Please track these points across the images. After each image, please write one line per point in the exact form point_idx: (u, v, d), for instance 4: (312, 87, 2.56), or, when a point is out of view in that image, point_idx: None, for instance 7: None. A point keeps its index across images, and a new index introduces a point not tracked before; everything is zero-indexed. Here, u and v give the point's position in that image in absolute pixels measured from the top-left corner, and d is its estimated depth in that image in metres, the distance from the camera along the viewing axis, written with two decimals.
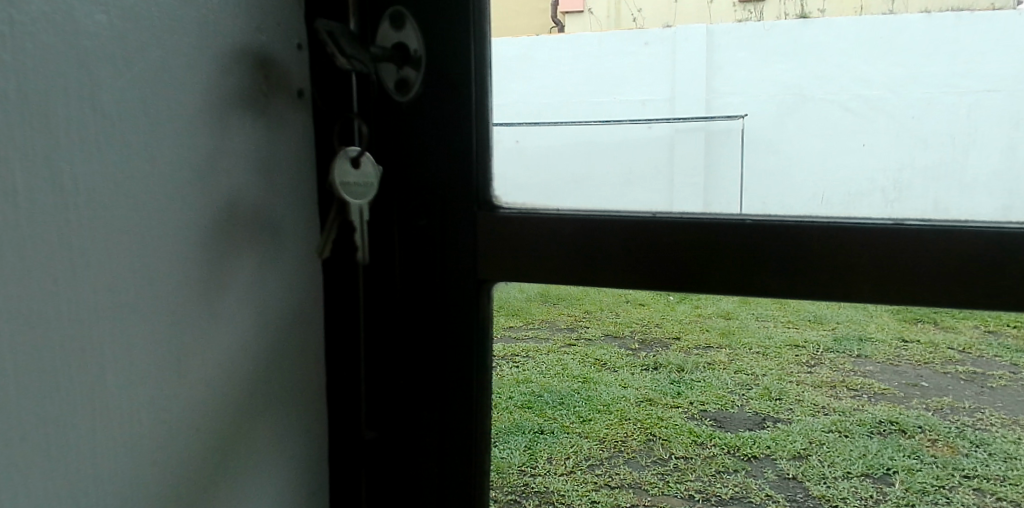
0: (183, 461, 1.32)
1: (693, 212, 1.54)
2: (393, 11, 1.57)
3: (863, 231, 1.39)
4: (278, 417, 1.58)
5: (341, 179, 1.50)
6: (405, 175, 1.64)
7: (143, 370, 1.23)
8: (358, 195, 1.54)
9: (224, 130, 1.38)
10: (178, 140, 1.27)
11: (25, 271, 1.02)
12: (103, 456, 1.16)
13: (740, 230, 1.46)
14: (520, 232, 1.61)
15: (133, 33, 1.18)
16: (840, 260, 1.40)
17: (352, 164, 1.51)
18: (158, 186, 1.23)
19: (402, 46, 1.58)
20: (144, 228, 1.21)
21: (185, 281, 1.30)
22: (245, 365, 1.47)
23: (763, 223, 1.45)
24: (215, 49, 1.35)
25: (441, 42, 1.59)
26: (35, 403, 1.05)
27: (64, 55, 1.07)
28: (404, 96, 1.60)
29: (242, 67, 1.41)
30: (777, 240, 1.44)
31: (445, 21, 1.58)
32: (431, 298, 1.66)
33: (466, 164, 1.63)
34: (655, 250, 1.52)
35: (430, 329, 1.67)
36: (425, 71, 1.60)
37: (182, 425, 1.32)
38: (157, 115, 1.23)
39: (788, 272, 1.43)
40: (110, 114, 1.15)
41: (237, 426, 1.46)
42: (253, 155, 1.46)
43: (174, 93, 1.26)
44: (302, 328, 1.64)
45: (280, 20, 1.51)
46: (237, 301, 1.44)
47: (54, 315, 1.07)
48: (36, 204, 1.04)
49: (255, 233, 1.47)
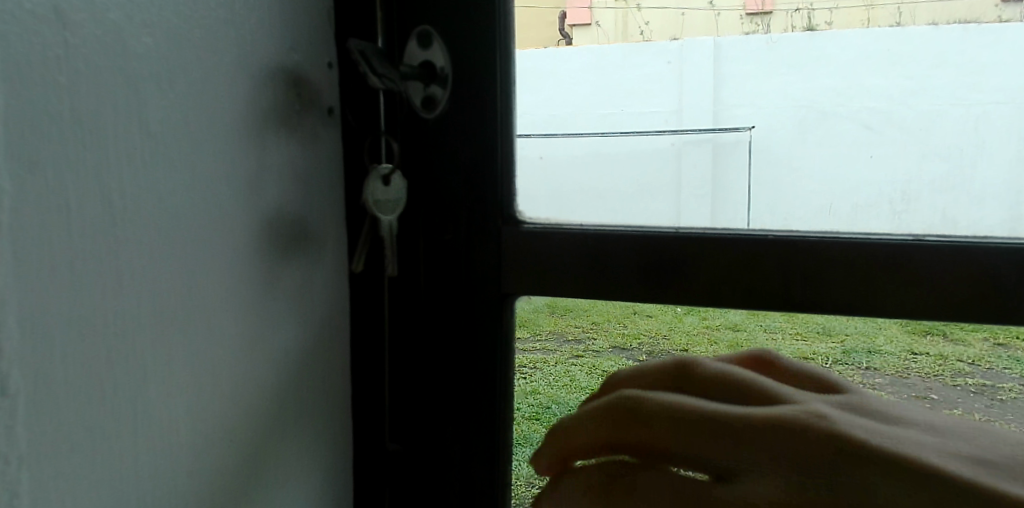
0: (216, 467, 1.33)
1: (705, 227, 1.55)
2: (420, 30, 1.62)
3: (883, 246, 1.40)
4: (305, 429, 1.59)
5: (371, 196, 1.55)
6: (431, 190, 1.67)
7: (182, 377, 1.24)
8: (386, 211, 1.59)
9: (260, 145, 1.40)
10: (217, 150, 1.29)
11: (76, 280, 1.03)
12: (146, 468, 1.18)
13: (762, 247, 1.47)
14: (545, 247, 1.61)
15: (180, 51, 1.20)
16: (859, 275, 1.42)
17: (383, 182, 1.57)
18: (200, 195, 1.25)
19: (428, 64, 1.62)
20: (185, 237, 1.22)
21: (221, 290, 1.31)
22: (273, 374, 1.47)
23: (781, 239, 1.46)
24: (254, 67, 1.37)
25: (464, 60, 1.61)
26: (82, 411, 1.06)
27: (117, 73, 1.09)
28: (429, 113, 1.64)
29: (277, 85, 1.44)
30: (795, 255, 1.45)
31: (471, 39, 1.60)
32: (457, 311, 1.68)
33: (490, 181, 1.65)
34: (671, 265, 1.53)
35: (456, 342, 1.69)
36: (452, 88, 1.63)
37: (217, 432, 1.33)
38: (200, 126, 1.24)
39: (812, 287, 1.44)
40: (157, 124, 1.16)
41: (265, 436, 1.46)
42: (287, 170, 1.48)
43: (215, 105, 1.28)
44: (329, 339, 1.66)
45: (310, 39, 1.55)
46: (269, 311, 1.45)
47: (102, 324, 1.08)
48: (88, 214, 1.05)
49: (286, 246, 1.49)
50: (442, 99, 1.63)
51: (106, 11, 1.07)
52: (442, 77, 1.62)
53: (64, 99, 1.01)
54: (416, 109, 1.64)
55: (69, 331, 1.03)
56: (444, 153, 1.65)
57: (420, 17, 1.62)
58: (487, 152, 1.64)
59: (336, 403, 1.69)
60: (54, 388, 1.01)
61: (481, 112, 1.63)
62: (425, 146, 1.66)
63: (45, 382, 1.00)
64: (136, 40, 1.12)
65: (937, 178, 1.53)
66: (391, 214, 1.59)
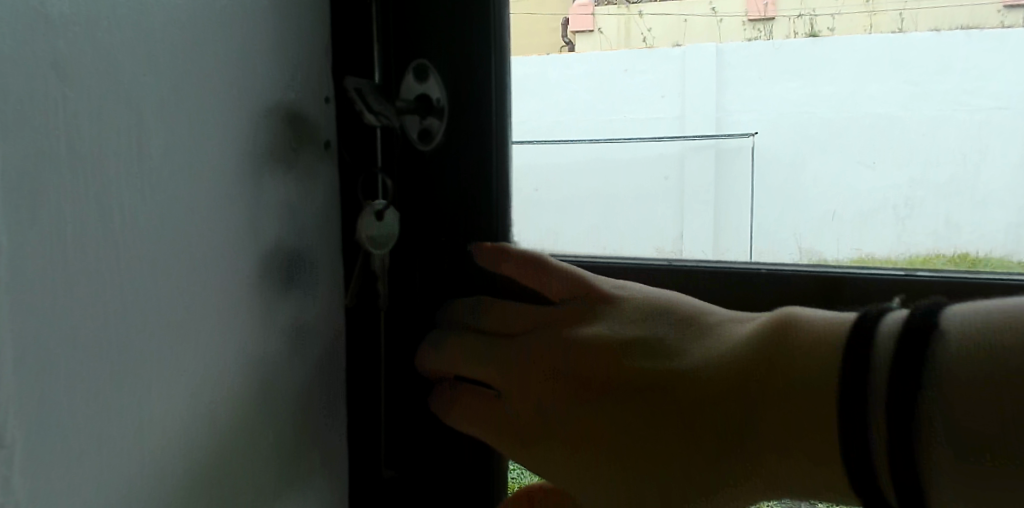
0: (206, 465, 1.26)
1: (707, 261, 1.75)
2: (417, 62, 1.59)
3: (876, 282, 1.57)
4: (300, 448, 1.54)
5: (365, 233, 1.51)
6: (428, 220, 1.67)
7: (174, 372, 1.17)
8: (380, 245, 1.56)
9: (256, 177, 1.33)
10: (219, 138, 1.23)
11: (56, 260, 0.96)
12: (127, 465, 1.10)
13: (758, 280, 1.64)
14: None
15: (175, 60, 1.13)
16: (849, 303, 1.58)
17: (377, 216, 1.53)
18: (196, 182, 1.18)
19: (425, 97, 1.60)
20: (182, 223, 1.16)
21: (219, 283, 1.25)
22: (270, 377, 1.41)
23: (774, 273, 1.64)
24: (252, 95, 1.30)
25: (461, 95, 1.59)
26: (63, 400, 0.99)
27: (106, 81, 1.02)
28: (427, 145, 1.63)
29: (275, 121, 1.37)
30: (788, 288, 1.63)
31: (467, 70, 1.57)
32: None
33: (484, 213, 1.65)
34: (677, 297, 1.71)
35: None
36: (448, 120, 1.61)
37: (206, 429, 1.25)
38: (199, 112, 1.18)
39: None
40: (155, 106, 1.10)
41: (259, 449, 1.40)
42: (285, 206, 1.42)
43: (215, 101, 1.22)
44: (325, 357, 1.60)
45: (310, 73, 1.47)
46: (265, 319, 1.39)
47: (88, 310, 1.01)
48: (74, 192, 0.98)
49: (283, 279, 1.43)
50: (438, 133, 1.62)
51: (100, 48, 1.01)
52: (438, 110, 1.61)
53: (46, 115, 0.94)
54: (412, 141, 1.63)
55: (49, 310, 0.96)
56: (440, 185, 1.65)
57: (418, 50, 1.59)
58: (482, 185, 1.64)
59: (331, 421, 1.64)
60: (31, 368, 0.94)
61: (477, 146, 1.62)
62: (421, 177, 1.65)
63: (42, 386, 0.96)
64: (125, 47, 1.05)
65: (944, 178, 2.20)
66: (383, 248, 1.56)
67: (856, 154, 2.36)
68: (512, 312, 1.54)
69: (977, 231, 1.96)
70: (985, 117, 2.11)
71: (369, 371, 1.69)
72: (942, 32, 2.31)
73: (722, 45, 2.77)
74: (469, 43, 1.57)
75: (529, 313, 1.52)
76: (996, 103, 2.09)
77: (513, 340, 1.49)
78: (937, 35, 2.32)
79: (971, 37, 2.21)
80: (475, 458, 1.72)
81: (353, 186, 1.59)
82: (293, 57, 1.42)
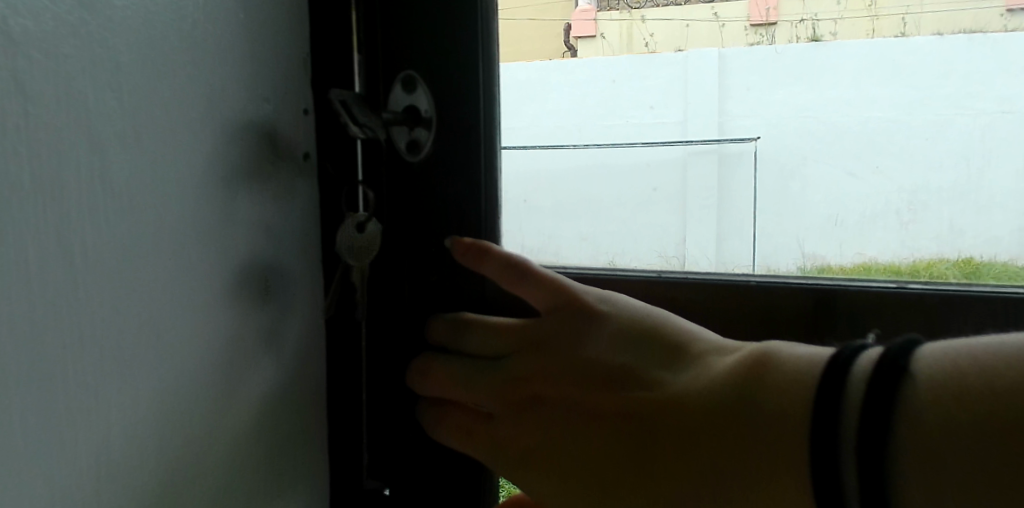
0: (178, 477, 1.24)
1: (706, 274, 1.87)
2: (404, 74, 1.58)
3: (861, 293, 1.72)
4: (276, 468, 1.51)
5: (346, 241, 1.55)
6: (416, 232, 1.65)
7: (147, 381, 1.15)
8: (360, 257, 1.57)
9: (230, 190, 1.31)
10: (191, 145, 1.22)
11: (26, 263, 0.95)
12: (97, 476, 1.08)
13: (755, 291, 1.79)
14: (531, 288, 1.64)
15: (145, 69, 1.12)
16: (839, 312, 1.73)
17: (357, 227, 1.55)
18: (169, 188, 1.17)
19: (412, 108, 1.60)
20: (154, 229, 1.15)
21: (192, 290, 1.24)
22: (246, 388, 1.39)
23: (772, 287, 1.77)
24: (224, 105, 1.29)
25: (451, 105, 1.59)
26: (30, 406, 0.97)
27: (74, 87, 1.00)
28: (414, 156, 1.61)
29: (250, 132, 1.35)
30: (787, 299, 1.76)
31: (455, 82, 1.57)
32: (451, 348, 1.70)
33: (474, 223, 1.65)
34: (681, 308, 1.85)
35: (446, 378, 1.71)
36: (436, 131, 1.61)
37: (180, 440, 1.23)
38: (171, 118, 1.17)
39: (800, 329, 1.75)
40: (127, 108, 1.09)
41: (235, 463, 1.38)
42: (261, 219, 1.41)
43: (187, 110, 1.20)
44: (304, 366, 1.58)
45: (286, 83, 1.46)
46: (243, 332, 1.37)
47: (56, 314, 0.99)
48: (44, 195, 0.97)
49: (260, 293, 1.41)
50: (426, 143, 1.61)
51: (66, 59, 0.99)
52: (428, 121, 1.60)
53: (17, 113, 0.92)
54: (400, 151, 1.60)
55: (19, 311, 0.94)
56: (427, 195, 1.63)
57: (408, 61, 1.58)
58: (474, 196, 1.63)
59: (309, 433, 1.62)
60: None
61: (468, 157, 1.62)
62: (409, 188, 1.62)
63: (9, 388, 0.94)
64: (91, 56, 1.02)
65: (952, 181, 2.36)
66: (363, 259, 1.58)
67: (859, 163, 2.52)
68: (502, 327, 1.55)
69: (983, 238, 2.17)
70: (992, 119, 2.24)
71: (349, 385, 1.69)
72: (943, 36, 2.46)
73: (724, 50, 2.83)
74: (459, 53, 1.57)
75: (518, 328, 1.52)
76: (999, 107, 2.20)
77: (501, 362, 1.51)
78: (940, 38, 2.45)
79: (973, 40, 2.32)
80: (470, 466, 1.71)
81: (337, 194, 1.58)
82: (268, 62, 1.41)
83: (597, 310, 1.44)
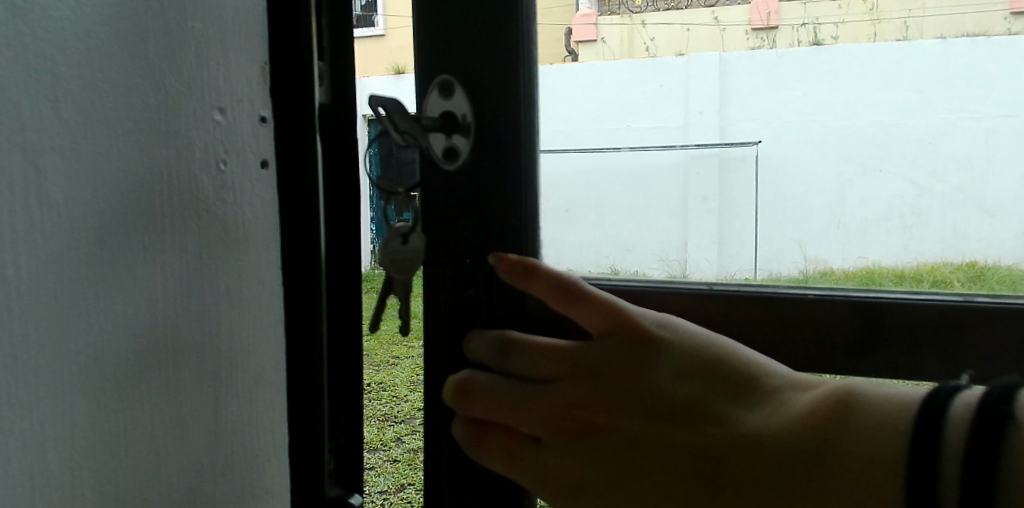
0: (108, 437, 1.37)
1: (757, 289, 2.01)
2: (441, 80, 1.70)
3: (901, 309, 1.84)
4: (223, 437, 1.62)
5: (384, 252, 1.61)
6: (457, 236, 1.75)
7: (82, 348, 1.30)
8: (400, 268, 1.63)
9: (176, 180, 1.47)
10: (131, 140, 1.37)
11: None
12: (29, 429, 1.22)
13: (804, 302, 1.92)
14: None
15: (83, 74, 1.28)
16: (883, 331, 1.84)
17: (401, 239, 1.62)
18: (107, 178, 1.32)
19: (449, 116, 1.70)
20: (91, 211, 1.30)
21: (129, 267, 1.38)
22: (191, 360, 1.53)
23: (818, 298, 1.92)
24: (167, 106, 1.44)
25: (482, 112, 1.70)
26: None
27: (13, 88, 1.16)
28: (451, 163, 1.70)
29: (201, 131, 1.51)
30: (829, 313, 1.90)
31: (491, 87, 1.69)
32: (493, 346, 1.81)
33: (515, 224, 1.74)
34: (735, 321, 1.98)
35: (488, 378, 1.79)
36: (472, 137, 1.70)
37: (111, 403, 1.37)
38: (105, 114, 1.32)
39: (841, 344, 1.87)
40: (65, 106, 1.25)
41: (175, 429, 1.51)
42: (212, 209, 1.55)
43: (124, 110, 1.35)
44: (241, 358, 1.63)
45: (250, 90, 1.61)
46: (191, 309, 1.52)
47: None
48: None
49: (206, 275, 1.54)
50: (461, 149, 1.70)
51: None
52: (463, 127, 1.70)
53: None
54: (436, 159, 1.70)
55: None
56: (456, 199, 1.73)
57: (439, 70, 1.71)
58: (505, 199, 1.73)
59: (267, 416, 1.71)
60: None
61: (501, 162, 1.72)
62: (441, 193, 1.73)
63: None
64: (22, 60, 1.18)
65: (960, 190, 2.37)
66: (406, 272, 1.63)
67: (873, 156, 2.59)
68: (550, 347, 1.53)
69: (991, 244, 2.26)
70: (996, 123, 2.20)
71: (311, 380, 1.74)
72: (945, 40, 2.35)
73: (725, 53, 2.91)
74: (489, 62, 1.70)
75: (569, 353, 1.50)
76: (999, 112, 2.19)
77: (549, 386, 1.50)
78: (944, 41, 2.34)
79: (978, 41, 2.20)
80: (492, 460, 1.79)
81: None
82: (215, 80, 1.55)
83: (656, 336, 1.42)
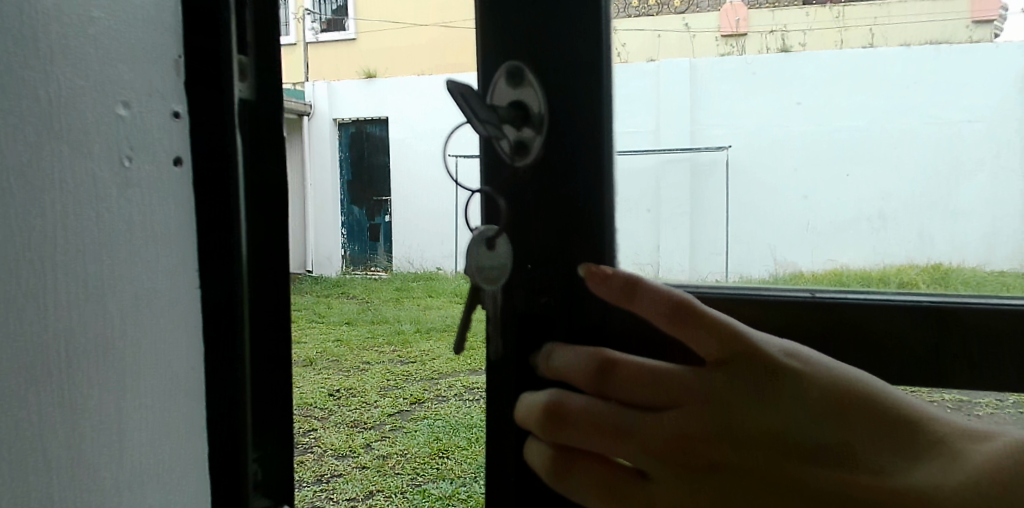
0: None
1: (873, 298, 1.59)
2: (509, 66, 1.53)
3: None
4: (118, 448, 1.51)
5: (476, 264, 1.53)
6: (530, 240, 1.52)
7: None
8: (490, 280, 1.53)
9: (63, 178, 1.46)
10: (20, 140, 1.45)
11: None
12: None
13: (917, 312, 1.53)
14: None
15: None
16: None
17: (487, 245, 1.53)
18: None
19: (518, 104, 1.53)
20: None
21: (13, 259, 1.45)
22: (84, 362, 1.48)
23: (941, 308, 1.53)
24: (50, 107, 1.45)
25: (555, 103, 1.51)
26: None
27: None
28: (521, 160, 1.52)
29: (86, 131, 1.46)
30: (963, 326, 1.51)
31: (560, 77, 1.52)
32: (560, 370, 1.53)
33: (592, 226, 1.53)
34: (848, 337, 1.56)
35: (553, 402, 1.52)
36: (546, 131, 1.51)
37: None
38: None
39: (973, 367, 1.50)
40: None
41: (66, 429, 1.48)
42: (107, 205, 1.48)
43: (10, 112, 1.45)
44: (138, 365, 1.50)
45: (155, 85, 1.50)
46: (81, 311, 1.47)
47: None
48: None
49: (98, 273, 1.48)
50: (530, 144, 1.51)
51: None
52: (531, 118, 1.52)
53: None
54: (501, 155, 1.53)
55: None
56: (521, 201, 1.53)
57: (507, 55, 1.54)
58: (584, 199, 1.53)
59: (178, 438, 1.54)
60: None
61: (581, 158, 1.53)
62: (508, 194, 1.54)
63: None
64: None
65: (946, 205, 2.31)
66: (494, 284, 1.53)
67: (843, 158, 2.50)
68: (651, 369, 1.35)
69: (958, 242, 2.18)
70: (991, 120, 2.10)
71: (227, 398, 1.52)
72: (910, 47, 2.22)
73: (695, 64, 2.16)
74: (558, 55, 1.52)
75: (676, 378, 1.32)
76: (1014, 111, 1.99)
77: (656, 414, 1.32)
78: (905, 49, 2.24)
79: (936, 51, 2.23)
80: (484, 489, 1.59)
81: None
82: (116, 72, 1.48)
83: (786, 367, 1.29)
